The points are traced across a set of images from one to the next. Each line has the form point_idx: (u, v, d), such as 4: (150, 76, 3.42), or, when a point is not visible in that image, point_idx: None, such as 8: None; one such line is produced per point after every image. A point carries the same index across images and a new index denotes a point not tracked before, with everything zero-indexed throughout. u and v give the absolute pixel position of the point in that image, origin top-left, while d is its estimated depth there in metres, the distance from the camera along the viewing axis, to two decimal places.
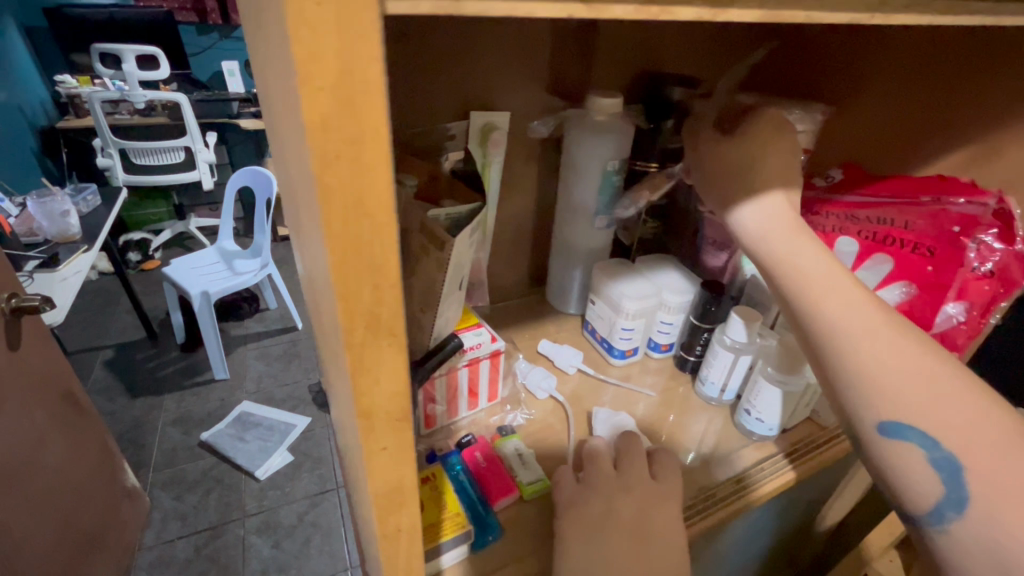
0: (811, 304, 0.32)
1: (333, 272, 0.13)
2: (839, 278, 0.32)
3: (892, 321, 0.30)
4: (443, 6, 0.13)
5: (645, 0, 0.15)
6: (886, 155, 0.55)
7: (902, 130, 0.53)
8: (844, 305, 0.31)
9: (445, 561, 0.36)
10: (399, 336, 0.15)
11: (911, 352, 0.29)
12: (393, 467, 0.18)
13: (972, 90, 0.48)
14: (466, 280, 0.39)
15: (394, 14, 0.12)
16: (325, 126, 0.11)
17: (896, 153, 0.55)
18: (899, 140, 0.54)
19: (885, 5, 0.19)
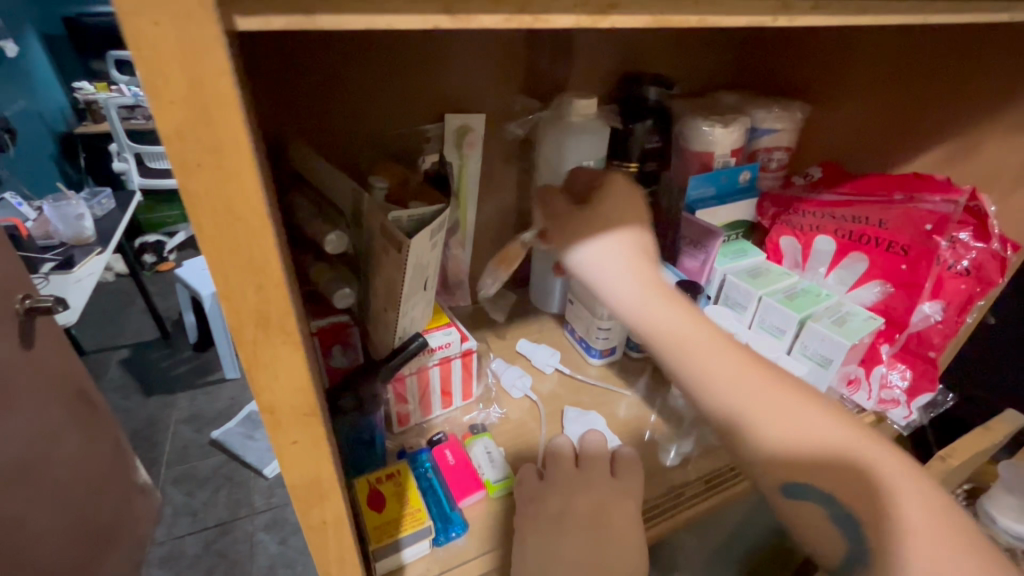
0: (693, 376, 0.31)
1: (213, 272, 0.14)
2: (713, 342, 0.32)
3: (766, 381, 0.30)
4: (297, 22, 0.15)
5: (515, 11, 0.18)
6: (869, 156, 0.55)
7: (880, 131, 0.53)
8: (722, 374, 0.31)
9: (406, 556, 0.36)
10: (293, 334, 0.16)
11: (790, 412, 0.29)
12: (309, 460, 0.19)
13: (944, 89, 0.48)
14: (432, 280, 0.40)
15: (242, 32, 0.15)
16: (182, 139, 0.12)
17: (876, 154, 0.54)
18: (878, 141, 0.54)
19: (788, 8, 0.23)
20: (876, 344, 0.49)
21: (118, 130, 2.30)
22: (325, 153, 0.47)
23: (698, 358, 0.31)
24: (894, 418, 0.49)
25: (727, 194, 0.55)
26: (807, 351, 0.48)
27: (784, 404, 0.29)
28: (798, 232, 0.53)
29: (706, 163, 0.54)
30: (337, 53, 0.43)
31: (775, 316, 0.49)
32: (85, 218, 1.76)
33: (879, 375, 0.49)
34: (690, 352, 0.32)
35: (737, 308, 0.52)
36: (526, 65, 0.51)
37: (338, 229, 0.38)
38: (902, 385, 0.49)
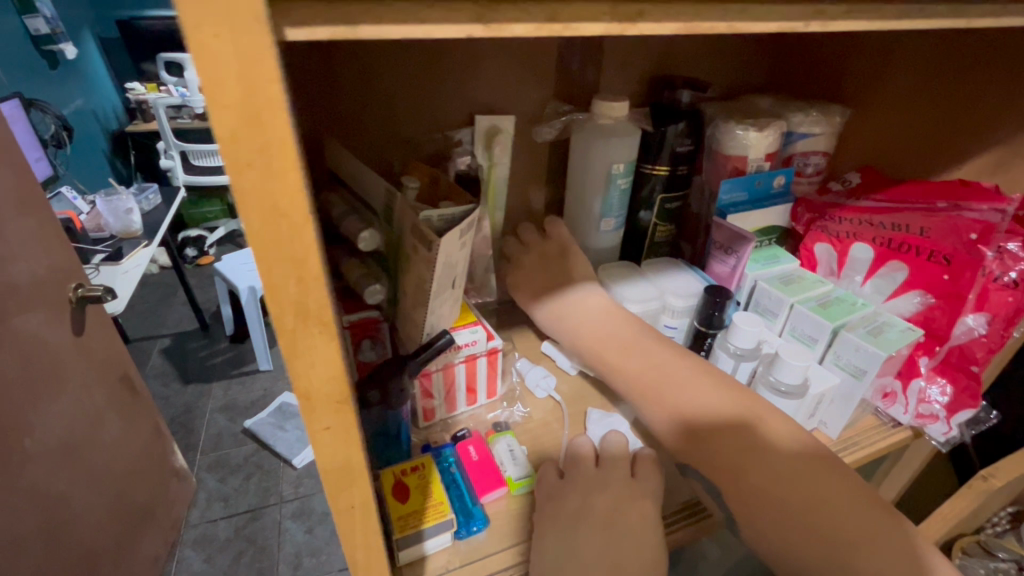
0: (620, 373, 0.42)
1: (260, 267, 0.15)
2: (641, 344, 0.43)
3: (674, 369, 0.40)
4: (343, 31, 0.16)
5: (548, 19, 0.18)
6: (915, 162, 0.53)
7: (925, 136, 0.52)
8: (635, 365, 0.42)
9: (428, 547, 0.37)
10: (330, 326, 0.17)
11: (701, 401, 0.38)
12: (339, 445, 0.20)
13: (993, 93, 0.47)
14: (460, 278, 0.41)
15: (293, 39, 0.16)
16: (234, 141, 0.13)
17: (921, 160, 0.53)
18: (922, 146, 0.52)
19: (820, 13, 0.22)
20: (914, 357, 0.47)
21: (165, 129, 2.40)
22: (359, 151, 0.48)
23: (616, 356, 0.43)
24: (931, 433, 0.48)
25: (761, 199, 0.55)
26: (840, 361, 0.47)
27: (680, 380, 0.39)
28: (834, 239, 0.51)
29: (739, 168, 0.53)
30: (371, 55, 0.44)
31: (807, 324, 0.48)
32: (133, 213, 1.85)
33: (917, 389, 0.47)
34: (619, 347, 0.43)
35: (768, 315, 0.51)
36: (557, 68, 0.52)
37: (371, 227, 0.39)
38: (941, 400, 0.47)
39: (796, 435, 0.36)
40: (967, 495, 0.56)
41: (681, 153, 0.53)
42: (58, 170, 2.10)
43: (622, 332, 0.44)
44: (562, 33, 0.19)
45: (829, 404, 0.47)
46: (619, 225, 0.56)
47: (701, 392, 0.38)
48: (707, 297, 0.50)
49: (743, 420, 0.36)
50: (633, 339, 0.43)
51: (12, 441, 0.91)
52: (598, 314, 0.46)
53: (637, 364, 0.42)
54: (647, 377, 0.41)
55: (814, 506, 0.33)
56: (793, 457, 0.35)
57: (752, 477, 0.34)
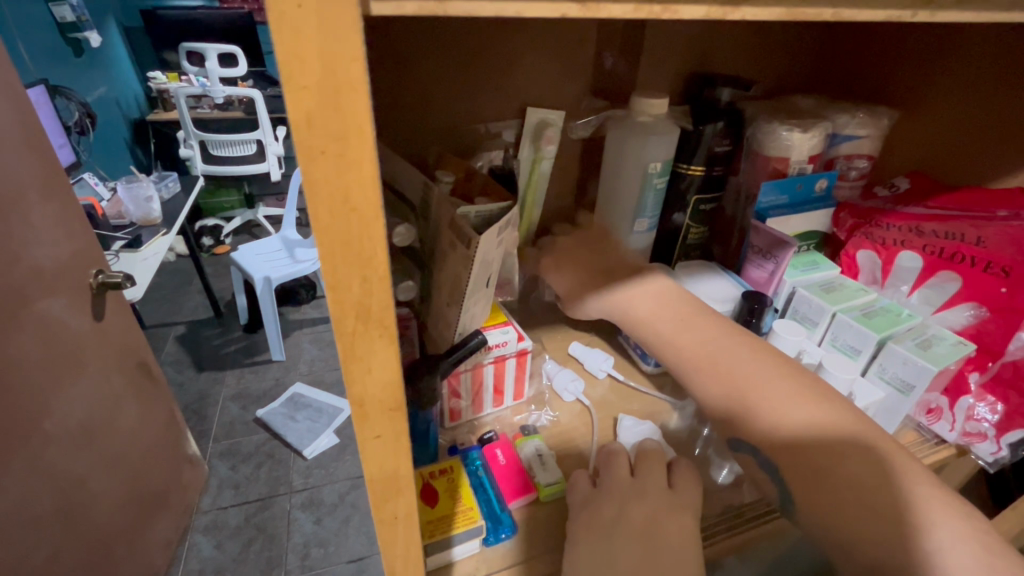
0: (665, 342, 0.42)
1: (324, 264, 0.14)
2: (686, 315, 0.42)
3: (718, 335, 0.40)
4: (429, 6, 0.15)
5: (646, 1, 0.17)
6: (979, 159, 0.51)
7: (989, 131, 0.50)
8: (678, 330, 0.41)
9: (456, 553, 0.36)
10: (390, 329, 0.16)
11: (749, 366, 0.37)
12: (388, 454, 0.19)
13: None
14: (494, 277, 0.40)
15: (378, 14, 0.15)
16: (309, 124, 0.12)
17: (984, 157, 0.51)
18: (986, 142, 0.50)
19: (925, 3, 0.21)
20: (963, 372, 0.45)
21: (186, 118, 2.42)
22: (392, 144, 0.47)
23: (663, 323, 0.42)
24: (980, 452, 0.46)
25: (801, 203, 0.53)
26: (885, 374, 0.45)
27: (727, 349, 0.39)
28: (879, 246, 0.49)
29: (779, 171, 0.52)
30: (407, 44, 0.43)
31: (850, 334, 0.46)
32: (153, 201, 1.86)
33: (964, 406, 0.45)
34: (667, 318, 0.42)
35: (807, 324, 0.49)
36: (594, 63, 0.50)
37: (406, 221, 0.39)
38: (990, 419, 0.44)
39: (833, 415, 0.34)
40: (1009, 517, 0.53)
41: (718, 154, 0.51)
42: (81, 156, 2.12)
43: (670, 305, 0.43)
44: (659, 16, 0.18)
45: (872, 418, 0.45)
46: (652, 227, 0.54)
47: (744, 358, 0.38)
48: (744, 304, 0.48)
49: (789, 382, 0.36)
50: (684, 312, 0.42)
51: (32, 424, 0.92)
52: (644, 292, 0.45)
53: (688, 335, 0.41)
54: (699, 348, 0.40)
55: (848, 486, 0.32)
56: (828, 440, 0.33)
57: (816, 479, 0.32)
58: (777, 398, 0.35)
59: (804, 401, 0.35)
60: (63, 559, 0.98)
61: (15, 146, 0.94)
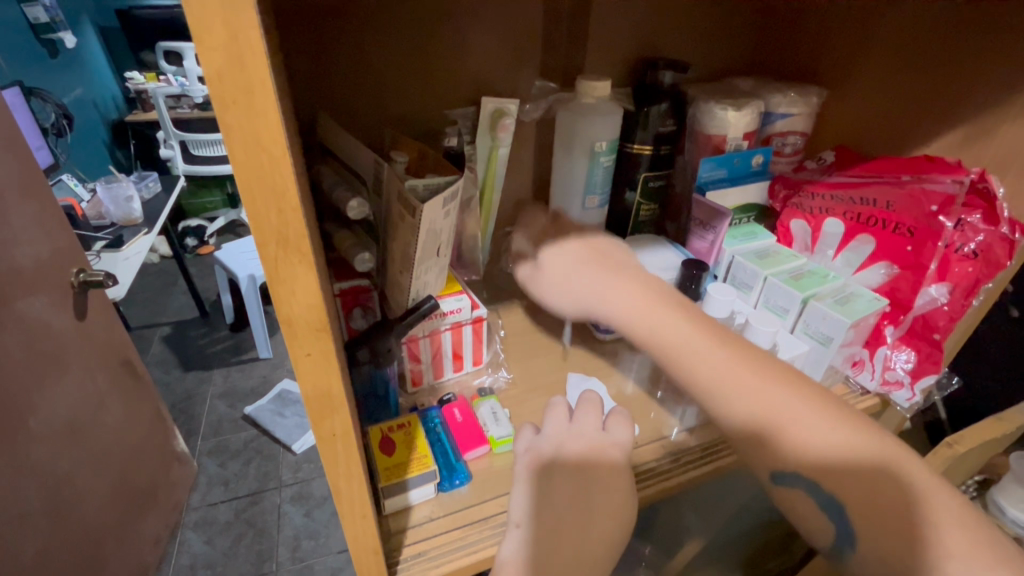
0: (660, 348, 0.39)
1: (244, 197, 0.17)
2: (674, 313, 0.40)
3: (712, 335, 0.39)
4: None
5: None
6: (916, 124, 0.53)
7: (922, 95, 0.51)
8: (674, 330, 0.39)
9: (411, 497, 0.40)
10: (308, 256, 0.19)
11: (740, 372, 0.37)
12: (321, 371, 0.22)
13: (977, 44, 0.46)
14: (444, 247, 0.43)
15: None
16: (220, 78, 0.15)
17: (916, 125, 0.53)
18: (917, 107, 0.52)
19: None
20: (880, 326, 0.49)
21: (166, 118, 2.44)
22: (352, 128, 0.50)
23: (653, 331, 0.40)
24: (897, 400, 0.51)
25: (739, 176, 0.57)
26: (809, 329, 0.49)
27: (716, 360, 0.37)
28: (808, 215, 0.53)
29: (718, 147, 0.55)
30: (365, 32, 0.46)
31: (779, 295, 0.50)
32: (134, 201, 1.87)
33: (882, 356, 0.49)
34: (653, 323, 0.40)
35: (744, 288, 0.53)
36: (542, 48, 0.53)
37: (359, 197, 0.41)
38: (906, 367, 0.49)
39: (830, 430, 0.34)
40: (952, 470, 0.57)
41: (664, 133, 0.55)
42: (58, 158, 2.12)
43: (674, 325, 0.39)
44: None
45: (799, 371, 0.49)
46: (602, 203, 0.58)
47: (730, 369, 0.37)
48: (685, 270, 0.52)
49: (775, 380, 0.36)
50: (690, 333, 0.39)
51: (17, 423, 0.94)
52: (640, 296, 0.41)
53: (686, 345, 0.38)
54: (706, 381, 0.37)
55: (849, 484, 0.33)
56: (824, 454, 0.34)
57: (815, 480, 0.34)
58: (785, 401, 0.35)
59: (801, 401, 0.35)
60: (52, 555, 1.00)
61: None
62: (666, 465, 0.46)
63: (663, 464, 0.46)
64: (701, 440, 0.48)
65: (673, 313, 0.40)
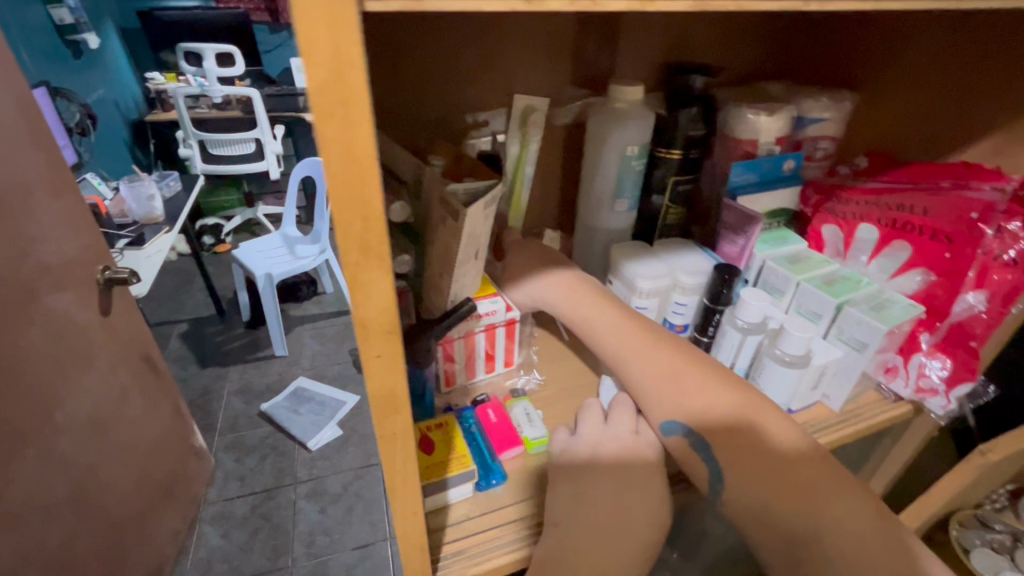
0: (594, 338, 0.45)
1: (333, 206, 0.18)
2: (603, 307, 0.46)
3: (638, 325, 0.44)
4: (406, 4, 0.19)
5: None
6: (951, 130, 0.52)
7: (957, 103, 0.51)
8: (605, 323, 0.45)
9: (451, 495, 0.40)
10: (387, 261, 0.20)
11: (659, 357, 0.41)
12: (387, 373, 0.23)
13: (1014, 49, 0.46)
14: (482, 250, 0.43)
15: (371, 9, 0.18)
16: (322, 92, 0.16)
17: (948, 132, 0.53)
18: (951, 113, 0.52)
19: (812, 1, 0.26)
20: (915, 333, 0.49)
21: (185, 118, 2.48)
22: (389, 131, 0.51)
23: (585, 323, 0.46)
24: (932, 407, 0.50)
25: (770, 181, 0.57)
26: (843, 335, 0.49)
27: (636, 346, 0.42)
28: (841, 220, 0.53)
29: (749, 152, 0.56)
30: (400, 39, 0.47)
31: (813, 301, 0.50)
32: (155, 199, 1.91)
33: (917, 363, 0.49)
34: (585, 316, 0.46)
35: (775, 293, 0.53)
36: (575, 53, 0.54)
37: (401, 200, 0.43)
38: (941, 375, 0.48)
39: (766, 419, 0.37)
40: (980, 479, 0.56)
41: (694, 138, 0.55)
42: (81, 157, 2.16)
43: (593, 308, 0.46)
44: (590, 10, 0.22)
45: (832, 377, 0.49)
46: (632, 207, 0.58)
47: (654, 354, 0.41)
48: (716, 275, 0.52)
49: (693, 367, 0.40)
50: (604, 311, 0.45)
51: (42, 415, 0.96)
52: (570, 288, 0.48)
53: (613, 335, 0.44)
54: (617, 354, 0.43)
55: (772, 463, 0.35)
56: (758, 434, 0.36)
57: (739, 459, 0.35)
58: (738, 397, 0.38)
59: (730, 391, 0.38)
60: (76, 545, 1.02)
61: (21, 146, 0.97)
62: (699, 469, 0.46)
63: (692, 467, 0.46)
64: None
65: (594, 304, 0.46)
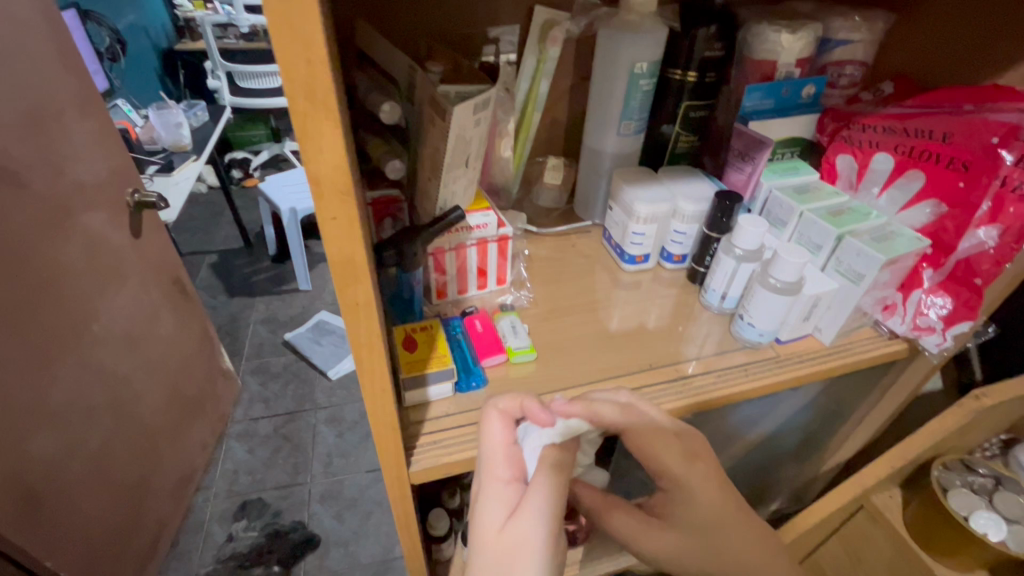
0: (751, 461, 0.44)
1: (276, 44, 0.18)
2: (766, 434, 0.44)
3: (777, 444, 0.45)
4: None
5: None
6: (991, 52, 0.49)
7: (1004, 20, 0.47)
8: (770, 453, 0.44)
9: (431, 392, 0.42)
10: (335, 113, 0.20)
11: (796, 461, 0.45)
12: (345, 236, 0.24)
13: None
14: (473, 157, 0.44)
15: None
16: None
17: (988, 55, 0.49)
18: (996, 33, 0.48)
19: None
20: (918, 268, 0.47)
21: (212, 48, 2.47)
22: (391, 37, 0.50)
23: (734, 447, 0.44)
24: (926, 344, 0.50)
25: (787, 108, 0.54)
26: (841, 267, 0.47)
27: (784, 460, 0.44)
28: (856, 149, 0.50)
29: (767, 74, 0.52)
30: None
31: (814, 231, 0.48)
32: (183, 127, 1.93)
33: (915, 300, 0.48)
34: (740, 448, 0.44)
35: (778, 224, 0.52)
36: None
37: (391, 100, 0.41)
38: (940, 313, 0.47)
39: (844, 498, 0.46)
40: (976, 426, 0.56)
41: (709, 59, 0.52)
42: (112, 83, 2.18)
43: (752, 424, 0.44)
44: None
45: (825, 308, 0.49)
46: (639, 130, 0.56)
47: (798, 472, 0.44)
48: (716, 202, 0.50)
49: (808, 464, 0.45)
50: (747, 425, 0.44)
51: (80, 326, 1.02)
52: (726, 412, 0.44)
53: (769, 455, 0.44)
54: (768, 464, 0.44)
55: None
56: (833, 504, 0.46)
57: None
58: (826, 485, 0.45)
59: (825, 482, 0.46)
60: (116, 449, 1.11)
61: (51, 62, 0.98)
62: (678, 385, 0.47)
63: (661, 389, 0.46)
64: (698, 366, 0.48)
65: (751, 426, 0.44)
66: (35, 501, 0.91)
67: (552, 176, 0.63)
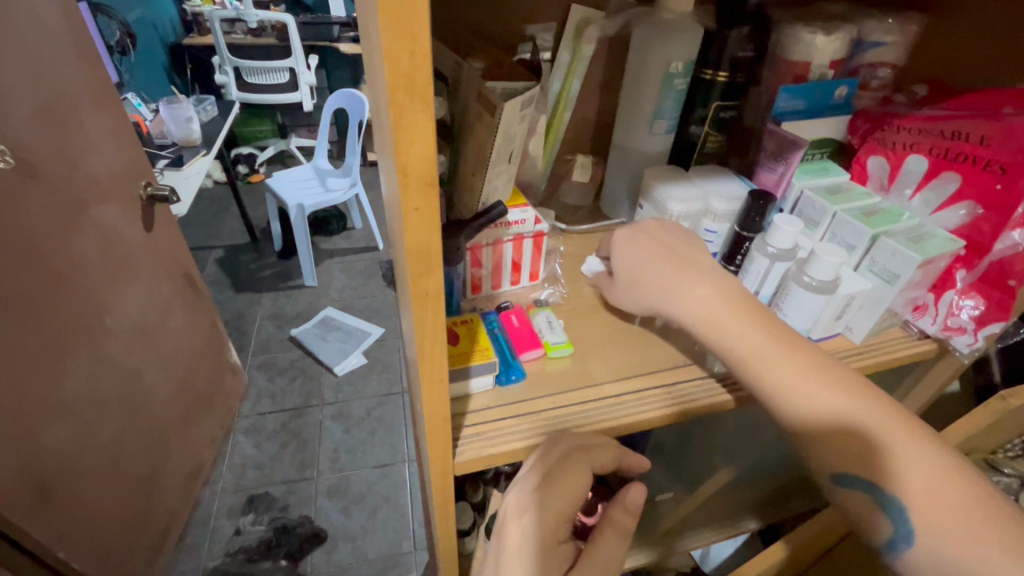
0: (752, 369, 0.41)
1: (384, 37, 0.19)
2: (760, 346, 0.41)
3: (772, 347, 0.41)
4: None
5: None
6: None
7: None
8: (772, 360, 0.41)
9: (473, 385, 0.43)
10: (429, 105, 0.20)
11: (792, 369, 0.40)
12: (423, 227, 0.24)
13: None
14: (515, 154, 0.44)
15: None
16: None
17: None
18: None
19: None
20: (951, 269, 0.48)
21: (221, 43, 2.47)
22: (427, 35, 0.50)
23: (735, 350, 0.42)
24: (957, 344, 0.50)
25: (818, 109, 0.54)
26: (875, 267, 0.48)
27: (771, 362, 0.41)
28: (889, 151, 0.51)
29: (800, 75, 0.53)
30: None
31: (848, 231, 0.49)
32: (193, 122, 1.93)
33: (948, 301, 0.48)
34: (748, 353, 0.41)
35: (810, 224, 0.52)
36: None
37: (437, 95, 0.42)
38: (971, 313, 0.48)
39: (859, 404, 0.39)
40: (996, 427, 0.57)
41: (740, 59, 0.52)
42: (122, 77, 2.18)
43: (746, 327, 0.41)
44: None
45: (858, 308, 0.49)
46: (670, 129, 0.57)
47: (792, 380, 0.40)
48: (750, 201, 0.50)
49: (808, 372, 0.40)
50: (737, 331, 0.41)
51: (94, 319, 1.03)
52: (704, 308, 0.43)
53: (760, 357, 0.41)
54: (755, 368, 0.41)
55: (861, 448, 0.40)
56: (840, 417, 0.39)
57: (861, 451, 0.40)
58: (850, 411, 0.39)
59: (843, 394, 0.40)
60: (126, 442, 1.12)
61: (69, 54, 0.98)
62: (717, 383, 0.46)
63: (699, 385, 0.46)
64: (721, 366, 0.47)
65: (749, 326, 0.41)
66: (48, 492, 0.91)
67: (581, 174, 0.63)
